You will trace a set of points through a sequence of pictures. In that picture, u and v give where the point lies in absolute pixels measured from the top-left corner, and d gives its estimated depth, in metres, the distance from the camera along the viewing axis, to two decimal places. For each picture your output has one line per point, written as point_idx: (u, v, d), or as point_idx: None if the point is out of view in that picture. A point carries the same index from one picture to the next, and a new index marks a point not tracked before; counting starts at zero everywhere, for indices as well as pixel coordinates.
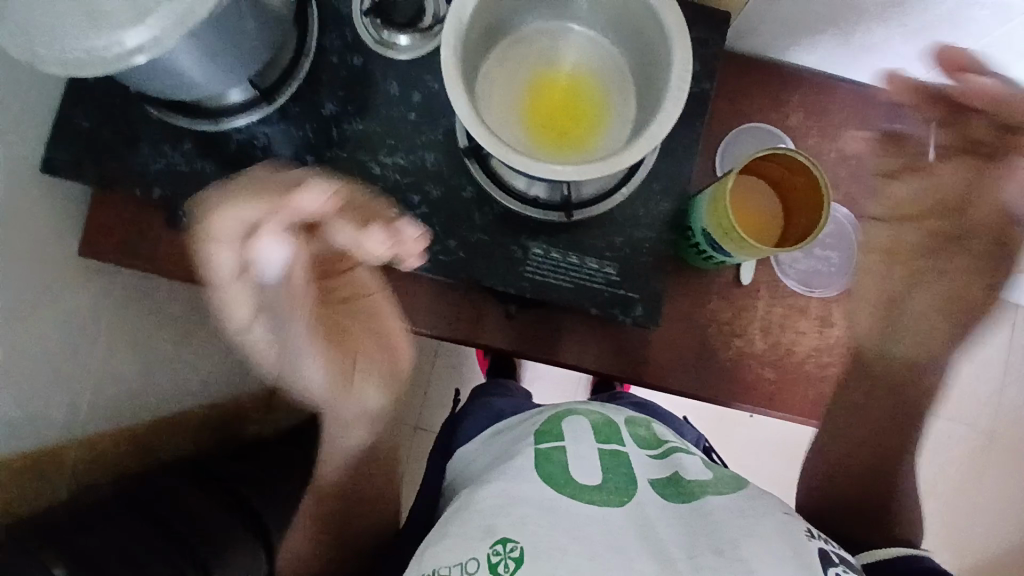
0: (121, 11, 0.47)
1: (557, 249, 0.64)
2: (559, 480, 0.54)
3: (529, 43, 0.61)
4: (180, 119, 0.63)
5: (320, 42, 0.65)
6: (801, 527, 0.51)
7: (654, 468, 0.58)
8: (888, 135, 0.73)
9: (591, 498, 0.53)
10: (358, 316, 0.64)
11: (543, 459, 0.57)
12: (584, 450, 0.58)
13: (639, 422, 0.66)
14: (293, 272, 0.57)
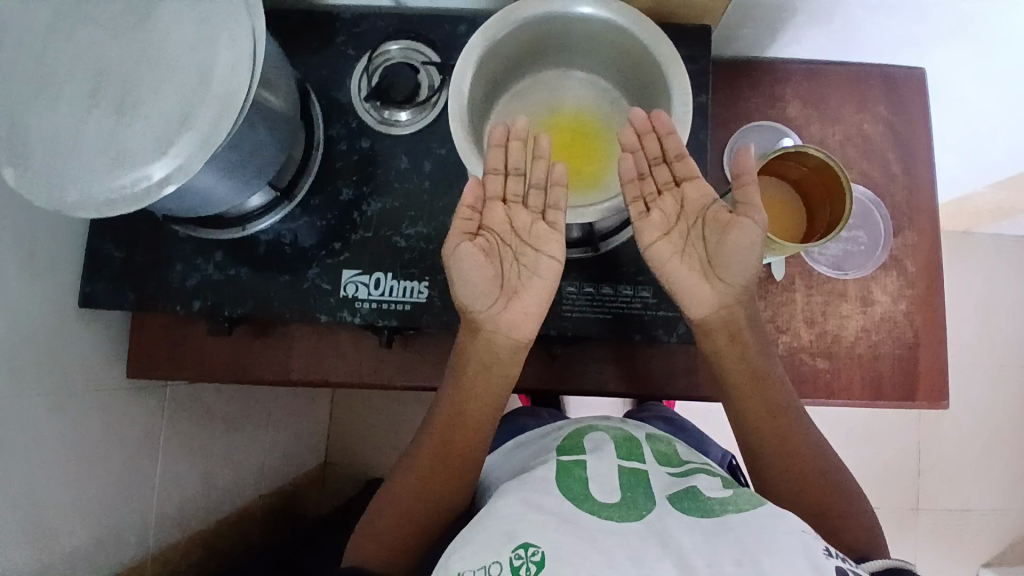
0: (147, 147, 0.50)
1: (590, 282, 0.65)
2: (579, 494, 0.55)
3: (524, 97, 0.64)
4: (208, 233, 0.66)
5: (328, 133, 0.68)
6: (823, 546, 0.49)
7: (675, 483, 0.57)
8: (888, 106, 0.74)
9: (609, 514, 0.53)
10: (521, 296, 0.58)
11: (563, 473, 0.58)
12: (605, 468, 0.59)
13: (662, 440, 0.67)
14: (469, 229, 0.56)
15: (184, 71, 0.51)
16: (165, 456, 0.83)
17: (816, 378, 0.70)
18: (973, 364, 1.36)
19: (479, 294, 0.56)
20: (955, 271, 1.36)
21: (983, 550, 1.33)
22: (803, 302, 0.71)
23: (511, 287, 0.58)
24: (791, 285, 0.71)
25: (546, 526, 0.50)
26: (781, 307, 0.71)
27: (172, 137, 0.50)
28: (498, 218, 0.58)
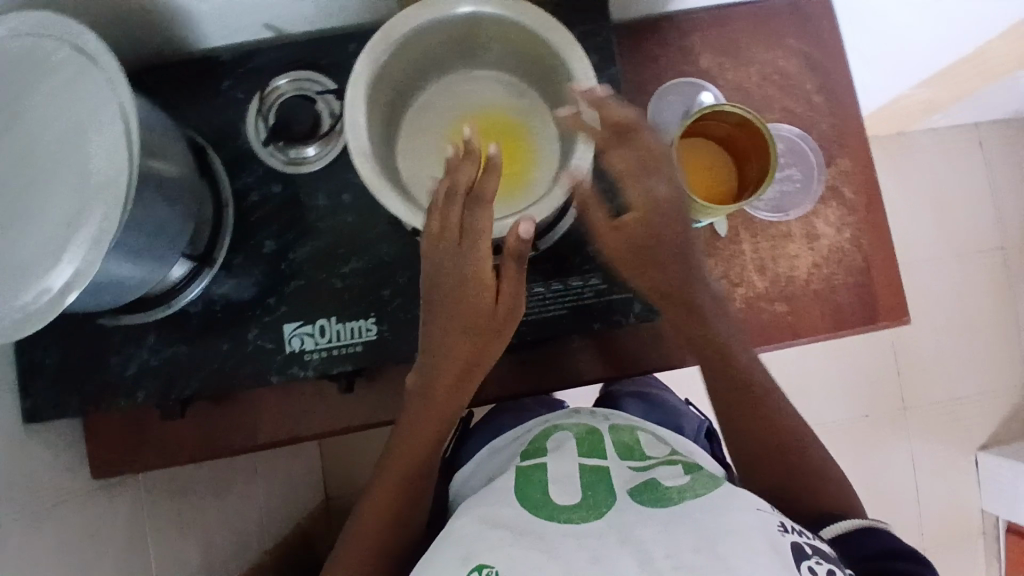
0: (39, 257, 0.47)
1: (538, 282, 0.64)
2: (537, 502, 0.55)
3: (428, 109, 0.61)
4: (135, 317, 0.63)
5: (235, 187, 0.64)
6: (778, 522, 0.52)
7: (635, 475, 0.58)
8: (799, 37, 0.73)
9: (568, 516, 0.53)
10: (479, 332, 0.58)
11: (523, 482, 0.59)
12: (566, 469, 0.60)
13: (626, 428, 0.68)
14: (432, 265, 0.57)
15: (63, 171, 0.48)
16: (156, 542, 0.80)
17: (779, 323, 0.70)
18: (931, 258, 1.39)
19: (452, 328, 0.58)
20: (897, 172, 1.38)
21: (973, 433, 1.38)
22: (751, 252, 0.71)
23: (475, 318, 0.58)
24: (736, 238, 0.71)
25: (504, 541, 0.51)
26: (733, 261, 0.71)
27: (63, 243, 0.46)
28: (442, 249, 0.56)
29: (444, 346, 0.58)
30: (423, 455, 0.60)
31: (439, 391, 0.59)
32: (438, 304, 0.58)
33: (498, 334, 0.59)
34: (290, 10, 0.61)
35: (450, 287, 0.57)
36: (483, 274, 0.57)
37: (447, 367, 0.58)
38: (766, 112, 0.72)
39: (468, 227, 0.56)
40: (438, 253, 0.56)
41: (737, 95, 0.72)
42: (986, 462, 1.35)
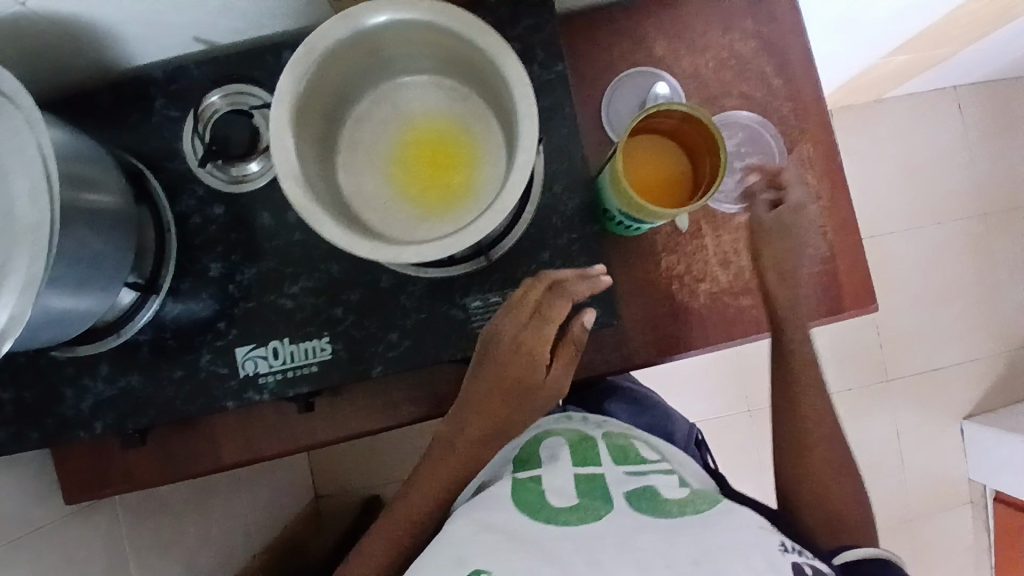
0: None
1: (494, 292, 0.62)
2: (535, 505, 0.57)
3: (368, 122, 0.58)
4: (88, 348, 0.61)
5: (177, 211, 0.62)
6: (778, 542, 0.54)
7: (629, 482, 0.60)
8: (755, 19, 0.70)
9: (567, 518, 0.55)
10: (520, 403, 0.62)
11: (520, 488, 0.60)
12: (562, 481, 0.61)
13: (618, 434, 0.71)
14: (500, 331, 0.59)
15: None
16: (137, 562, 0.82)
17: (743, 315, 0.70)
18: (911, 227, 1.37)
19: (495, 392, 0.61)
20: (874, 141, 1.36)
21: (958, 400, 1.38)
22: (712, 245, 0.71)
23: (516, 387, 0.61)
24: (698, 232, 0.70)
25: (501, 548, 0.51)
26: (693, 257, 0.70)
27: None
28: (513, 323, 0.59)
29: (478, 401, 0.61)
30: (432, 496, 0.63)
31: (465, 441, 0.63)
32: (487, 364, 0.60)
33: (533, 406, 0.62)
34: (218, 23, 0.59)
35: (506, 355, 0.59)
36: (540, 353, 0.60)
37: (478, 423, 0.62)
38: (723, 100, 0.70)
39: (544, 306, 0.59)
40: (512, 323, 0.59)
41: (693, 83, 0.70)
42: (970, 428, 1.36)
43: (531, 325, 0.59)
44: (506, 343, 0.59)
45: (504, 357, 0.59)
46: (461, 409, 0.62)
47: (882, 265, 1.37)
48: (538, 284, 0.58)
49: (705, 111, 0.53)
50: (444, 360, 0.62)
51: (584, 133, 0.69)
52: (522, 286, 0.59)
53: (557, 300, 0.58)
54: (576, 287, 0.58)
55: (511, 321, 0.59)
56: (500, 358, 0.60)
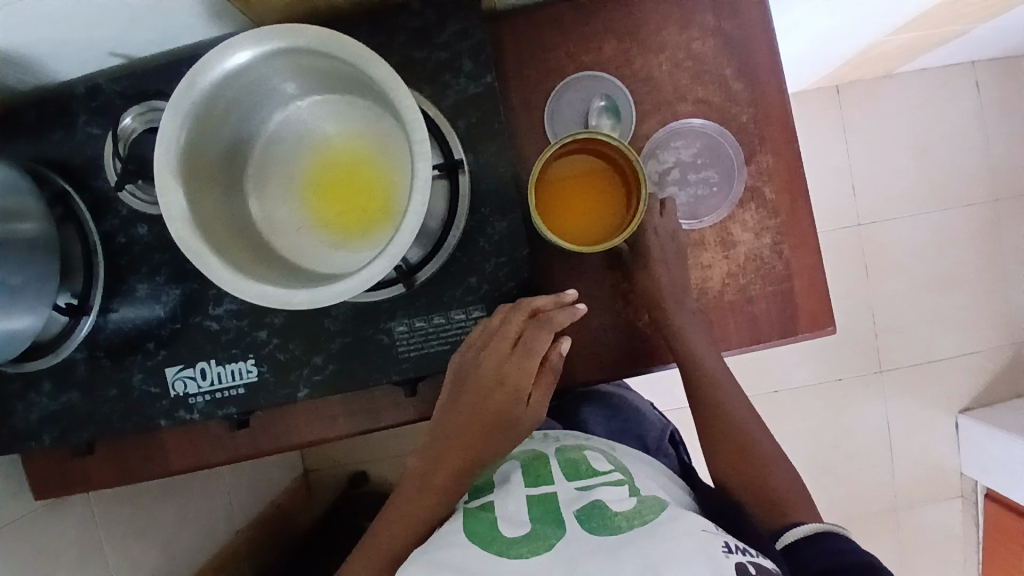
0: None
1: (419, 318, 0.60)
2: (484, 537, 0.48)
3: (277, 143, 0.55)
4: (34, 363, 0.62)
5: (103, 229, 0.62)
6: (722, 542, 0.46)
7: (582, 497, 0.50)
8: (716, 14, 0.64)
9: (520, 551, 0.45)
10: (497, 438, 0.56)
11: (470, 518, 0.51)
12: (515, 504, 0.51)
13: (571, 448, 0.62)
14: (474, 362, 0.55)
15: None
16: (112, 546, 0.87)
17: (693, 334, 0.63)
18: (914, 208, 1.33)
19: (469, 425, 0.55)
20: (884, 119, 1.32)
21: (954, 394, 1.34)
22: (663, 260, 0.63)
23: (492, 421, 0.55)
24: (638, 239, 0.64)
25: None
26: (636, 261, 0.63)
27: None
28: (490, 355, 0.54)
29: (451, 433, 0.56)
30: (406, 538, 0.56)
31: (440, 476, 0.56)
32: (466, 399, 0.55)
33: (512, 441, 0.57)
34: (126, 39, 0.56)
35: (485, 389, 0.55)
36: (523, 387, 0.55)
37: (452, 458, 0.56)
38: (676, 105, 0.65)
39: (526, 337, 0.54)
40: (489, 354, 0.55)
41: (644, 87, 0.65)
42: (966, 425, 1.32)
43: (513, 358, 0.54)
44: (481, 373, 0.55)
45: (478, 389, 0.55)
46: (434, 445, 0.56)
47: (884, 251, 1.32)
48: (513, 311, 0.55)
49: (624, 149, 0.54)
50: (369, 385, 0.61)
51: (523, 143, 0.65)
52: (497, 314, 0.56)
53: (534, 329, 0.55)
54: (554, 317, 0.54)
55: (487, 351, 0.55)
56: (473, 390, 0.55)
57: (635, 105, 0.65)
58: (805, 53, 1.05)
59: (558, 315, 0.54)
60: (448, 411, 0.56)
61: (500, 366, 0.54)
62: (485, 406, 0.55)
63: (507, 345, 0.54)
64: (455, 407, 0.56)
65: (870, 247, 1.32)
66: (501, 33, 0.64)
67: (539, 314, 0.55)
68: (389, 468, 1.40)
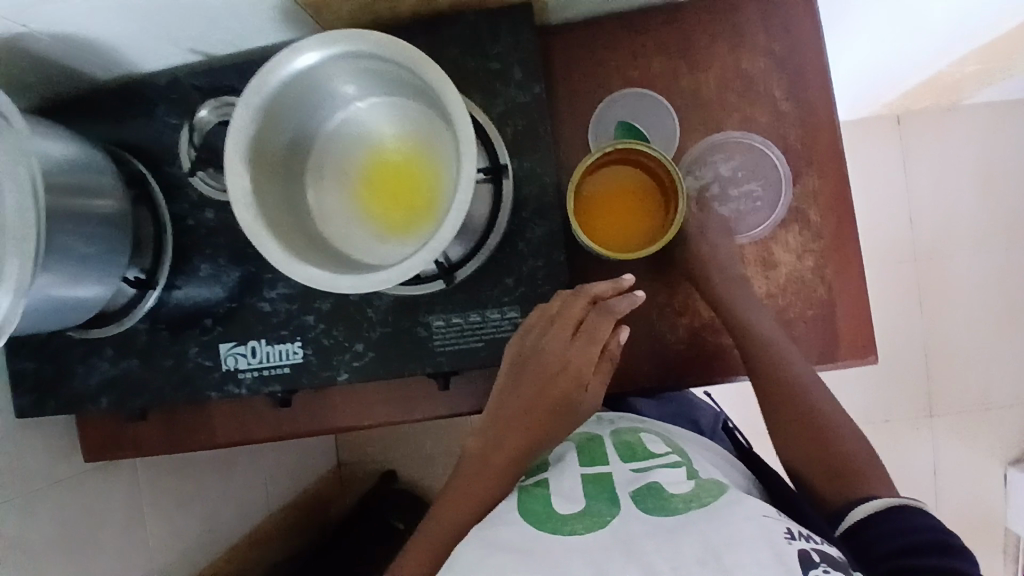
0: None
1: (456, 313, 0.63)
2: (540, 513, 0.46)
3: (335, 140, 0.59)
4: (99, 331, 0.68)
5: (173, 212, 0.67)
6: (784, 529, 0.42)
7: (639, 480, 0.48)
8: (768, 35, 0.65)
9: (573, 528, 0.44)
10: (553, 423, 0.57)
11: (524, 496, 0.49)
12: (568, 481, 0.50)
13: (627, 431, 0.59)
14: (535, 346, 0.56)
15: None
16: (153, 517, 0.89)
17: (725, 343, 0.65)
18: (976, 244, 1.28)
19: (528, 409, 0.56)
20: (949, 149, 1.28)
21: (1007, 441, 1.28)
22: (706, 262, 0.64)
23: (550, 404, 0.56)
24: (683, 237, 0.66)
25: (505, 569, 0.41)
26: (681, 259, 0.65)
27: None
28: (553, 339, 0.56)
29: (509, 417, 0.57)
30: (467, 518, 0.55)
31: (498, 460, 0.56)
32: (526, 381, 0.57)
33: (570, 426, 0.57)
34: (210, 38, 0.62)
35: (547, 372, 0.56)
36: (583, 372, 0.56)
37: (509, 441, 0.56)
38: (723, 122, 0.66)
39: (588, 324, 0.56)
40: (550, 338, 0.56)
41: (691, 103, 0.66)
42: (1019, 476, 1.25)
43: (576, 343, 0.56)
44: (541, 357, 0.56)
45: (538, 373, 0.56)
46: (494, 426, 0.57)
47: (942, 285, 1.28)
48: (572, 297, 0.57)
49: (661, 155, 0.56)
50: (406, 375, 0.64)
51: (567, 152, 0.67)
52: (556, 301, 0.57)
53: (594, 315, 0.57)
54: (613, 302, 0.56)
55: (548, 336, 0.56)
56: (532, 374, 0.56)
57: (681, 120, 0.66)
58: (866, 78, 1.03)
59: (619, 302, 0.56)
60: (506, 394, 0.57)
61: (561, 350, 0.56)
62: (543, 390, 0.56)
63: (567, 329, 0.56)
64: (514, 390, 0.57)
65: (927, 281, 1.28)
66: (554, 46, 0.67)
67: (598, 301, 0.57)
68: (417, 467, 1.43)
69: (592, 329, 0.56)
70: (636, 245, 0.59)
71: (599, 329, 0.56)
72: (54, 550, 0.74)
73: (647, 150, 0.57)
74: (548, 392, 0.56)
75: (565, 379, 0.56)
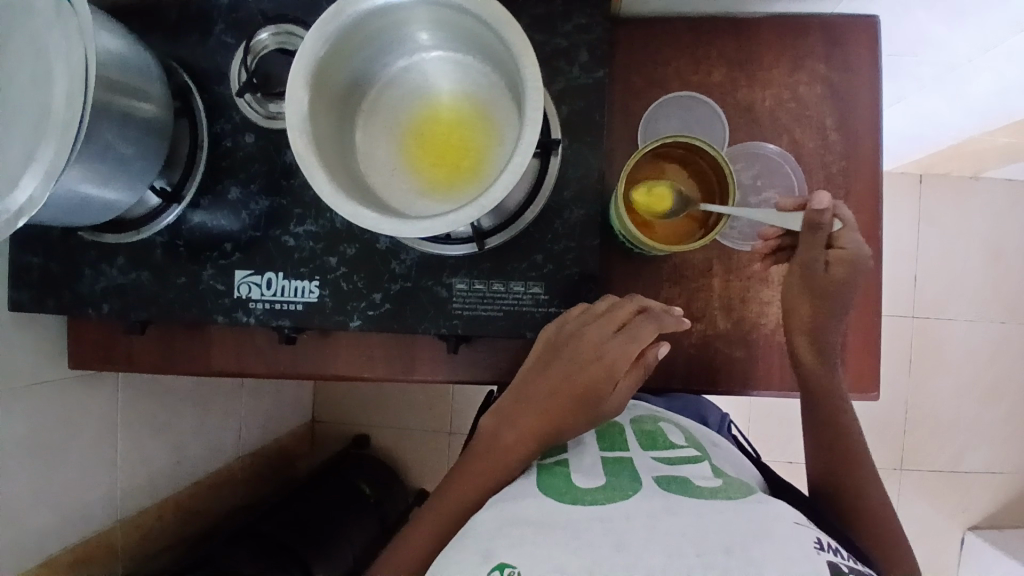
0: (1, 188, 0.50)
1: (480, 280, 0.63)
2: (560, 487, 0.49)
3: (395, 87, 0.59)
4: (113, 238, 0.66)
5: (212, 130, 0.66)
6: (814, 538, 0.43)
7: (662, 469, 0.52)
8: (830, 65, 0.66)
9: (593, 498, 0.47)
10: (574, 412, 0.56)
11: (545, 472, 0.53)
12: (588, 462, 0.54)
13: (646, 419, 0.65)
14: (574, 339, 0.57)
15: (29, 109, 0.51)
16: (124, 437, 0.87)
17: (818, 343, 0.61)
18: (972, 313, 1.31)
19: (554, 395, 0.56)
20: (966, 218, 1.30)
21: (968, 508, 1.31)
22: (838, 280, 0.59)
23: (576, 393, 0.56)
24: (818, 223, 0.57)
25: (522, 541, 0.42)
26: (814, 252, 0.58)
27: (21, 176, 0.49)
28: (592, 333, 0.57)
29: (531, 399, 0.57)
30: (476, 495, 0.55)
31: (511, 438, 0.56)
32: (558, 366, 0.57)
33: (592, 420, 0.56)
34: None
35: (580, 361, 0.57)
36: (618, 368, 0.56)
37: (526, 422, 0.56)
38: (771, 141, 0.66)
39: (632, 324, 0.57)
40: (591, 331, 0.57)
41: (744, 116, 0.66)
42: (973, 542, 1.29)
43: (615, 338, 0.56)
44: (578, 349, 0.57)
45: (571, 363, 0.57)
46: (514, 406, 0.57)
47: (934, 348, 1.31)
48: (621, 304, 0.58)
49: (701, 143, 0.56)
50: (418, 332, 0.64)
51: (614, 142, 0.67)
52: (603, 305, 0.59)
53: (637, 319, 0.57)
54: (663, 316, 0.57)
55: (588, 330, 0.57)
56: (563, 362, 0.57)
57: (730, 132, 0.66)
58: (905, 126, 1.06)
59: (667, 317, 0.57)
60: (534, 377, 0.58)
61: (598, 344, 0.56)
62: (570, 379, 0.56)
63: (607, 326, 0.57)
64: (543, 375, 0.58)
65: (921, 341, 1.31)
66: (620, 37, 0.67)
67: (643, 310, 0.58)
68: (393, 438, 1.42)
69: (632, 328, 0.57)
70: (682, 238, 0.60)
71: (639, 332, 0.56)
72: (19, 449, 0.72)
73: (705, 147, 0.57)
74: (577, 380, 0.56)
75: (596, 372, 0.56)
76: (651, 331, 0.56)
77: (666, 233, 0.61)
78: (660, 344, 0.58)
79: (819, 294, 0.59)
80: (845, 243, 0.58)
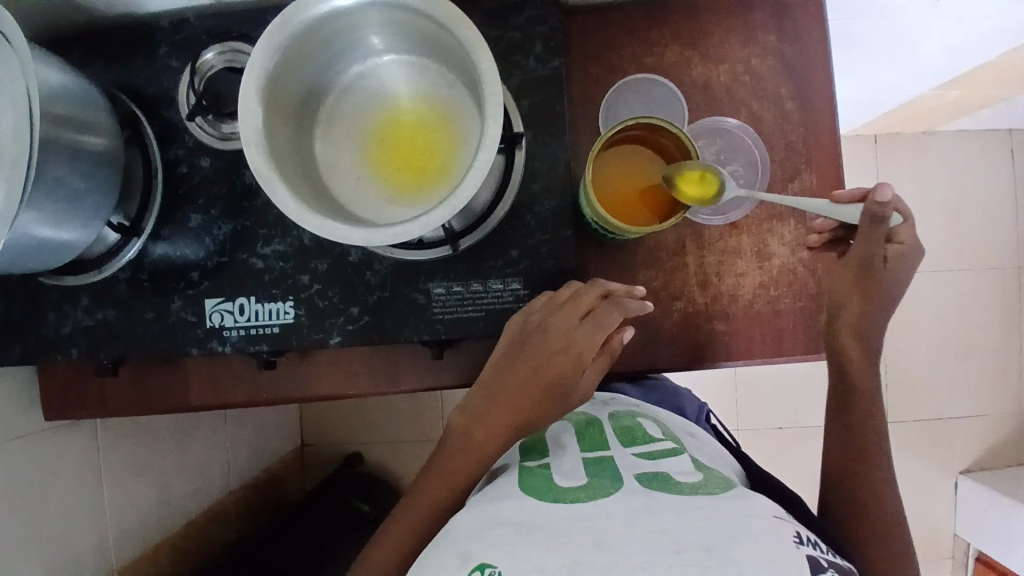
0: None
1: (457, 282, 0.62)
2: (541, 488, 0.49)
3: (349, 94, 0.58)
4: (73, 279, 0.64)
5: (167, 156, 0.64)
6: (792, 532, 0.42)
7: (643, 466, 0.52)
8: (780, 37, 0.67)
9: (575, 496, 0.47)
10: (544, 403, 0.56)
11: (526, 473, 0.52)
12: (570, 463, 0.53)
13: (624, 415, 0.65)
14: (540, 330, 0.57)
15: None
16: (109, 481, 0.84)
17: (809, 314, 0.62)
18: (940, 266, 1.35)
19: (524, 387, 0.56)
20: (924, 175, 1.34)
21: (955, 455, 1.35)
22: (894, 272, 0.59)
23: (546, 385, 0.56)
24: (881, 215, 0.55)
25: (505, 542, 0.41)
26: (874, 245, 0.58)
27: None
28: (557, 321, 0.56)
29: (500, 393, 0.56)
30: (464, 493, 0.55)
31: (482, 432, 0.56)
32: (526, 357, 0.57)
33: (562, 410, 0.57)
34: None
35: (546, 351, 0.56)
36: (584, 357, 0.56)
37: (498, 416, 0.56)
38: (731, 115, 0.67)
39: (597, 312, 0.56)
40: (556, 320, 0.56)
41: (702, 93, 0.67)
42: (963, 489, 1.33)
43: (582, 326, 0.56)
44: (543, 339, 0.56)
45: (537, 353, 0.56)
46: (483, 400, 0.57)
47: (907, 304, 1.34)
48: (585, 288, 0.57)
49: (669, 124, 0.56)
50: (400, 341, 0.63)
51: (576, 131, 0.67)
52: (568, 290, 0.58)
53: (601, 306, 0.56)
54: (626, 302, 0.56)
55: (553, 320, 0.56)
56: (529, 353, 0.56)
57: (689, 110, 0.67)
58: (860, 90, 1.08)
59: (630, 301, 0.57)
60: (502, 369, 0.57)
61: (564, 333, 0.56)
62: (539, 371, 0.56)
63: (572, 315, 0.56)
64: (510, 367, 0.57)
65: None
66: (573, 25, 0.67)
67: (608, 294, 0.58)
68: (387, 454, 1.40)
69: (597, 316, 0.56)
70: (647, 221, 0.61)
71: (605, 320, 0.56)
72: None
73: (671, 129, 0.57)
74: (546, 372, 0.56)
75: (563, 362, 0.56)
76: (616, 318, 0.56)
77: (632, 217, 0.61)
78: (624, 329, 0.58)
79: (866, 285, 0.60)
80: (904, 238, 0.59)
